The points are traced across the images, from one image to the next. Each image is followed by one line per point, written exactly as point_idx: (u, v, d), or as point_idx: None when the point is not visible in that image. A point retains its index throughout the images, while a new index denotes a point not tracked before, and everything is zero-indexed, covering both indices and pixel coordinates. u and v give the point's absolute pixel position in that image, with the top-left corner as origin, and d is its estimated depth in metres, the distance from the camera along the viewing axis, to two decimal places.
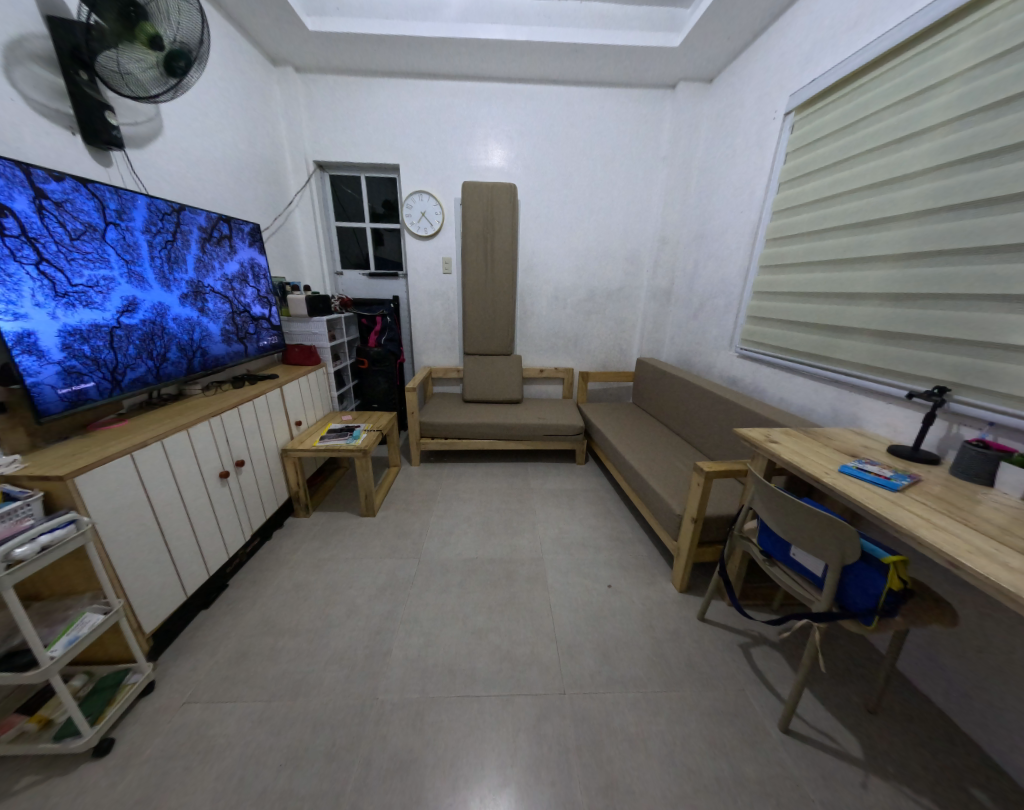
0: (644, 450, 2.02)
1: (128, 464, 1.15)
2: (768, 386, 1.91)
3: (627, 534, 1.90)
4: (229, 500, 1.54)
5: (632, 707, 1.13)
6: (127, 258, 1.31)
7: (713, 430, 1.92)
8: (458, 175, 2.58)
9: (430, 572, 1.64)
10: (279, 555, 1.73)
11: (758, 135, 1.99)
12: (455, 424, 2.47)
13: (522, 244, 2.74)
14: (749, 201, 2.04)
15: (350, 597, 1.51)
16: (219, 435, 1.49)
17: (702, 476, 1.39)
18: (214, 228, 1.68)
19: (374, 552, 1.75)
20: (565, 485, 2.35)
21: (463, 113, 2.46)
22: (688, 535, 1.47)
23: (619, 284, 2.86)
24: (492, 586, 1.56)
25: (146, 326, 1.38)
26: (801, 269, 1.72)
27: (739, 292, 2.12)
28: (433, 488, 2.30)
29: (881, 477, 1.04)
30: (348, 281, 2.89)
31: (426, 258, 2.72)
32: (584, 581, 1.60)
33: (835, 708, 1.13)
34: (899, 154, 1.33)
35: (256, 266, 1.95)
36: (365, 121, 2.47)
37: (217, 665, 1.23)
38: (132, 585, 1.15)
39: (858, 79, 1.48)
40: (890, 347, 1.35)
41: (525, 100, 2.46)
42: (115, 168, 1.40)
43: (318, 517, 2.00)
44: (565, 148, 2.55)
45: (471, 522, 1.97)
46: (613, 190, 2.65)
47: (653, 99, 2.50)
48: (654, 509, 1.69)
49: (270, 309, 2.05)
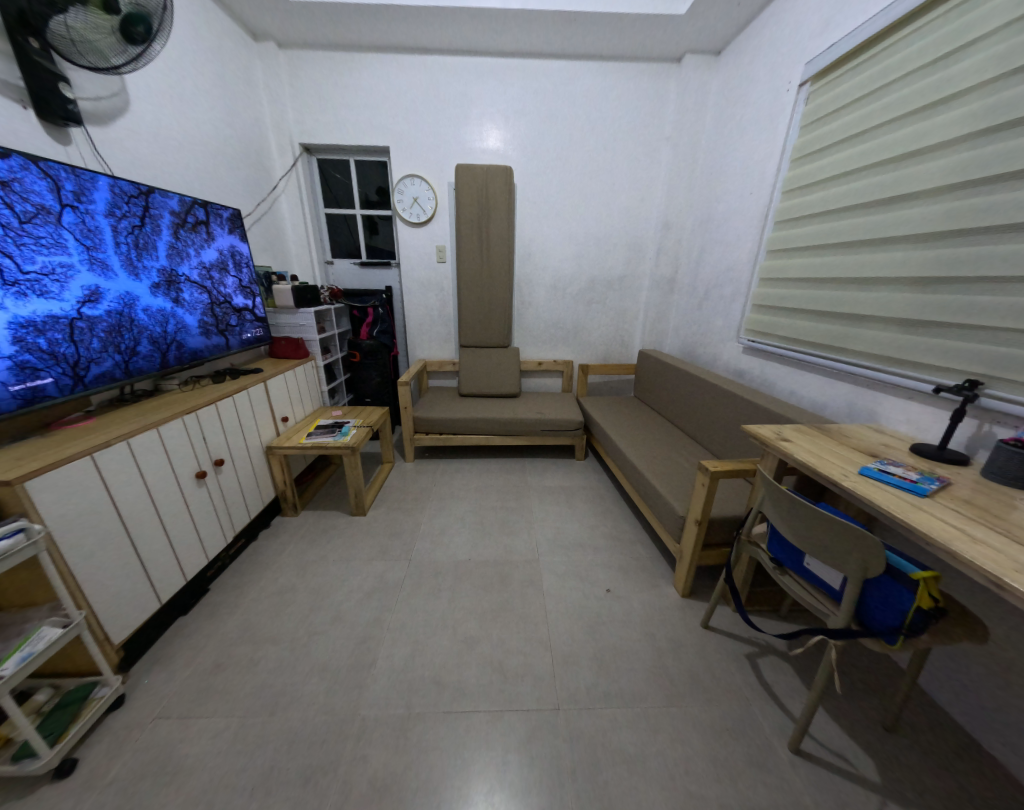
0: (644, 445, 1.94)
1: (88, 467, 1.07)
2: (776, 379, 1.81)
3: (627, 534, 1.82)
4: (206, 501, 1.45)
5: (630, 723, 1.06)
6: (88, 244, 1.22)
7: (718, 425, 1.82)
8: (452, 158, 2.46)
9: (420, 575, 1.57)
10: (264, 557, 1.66)
11: (769, 111, 1.85)
12: (450, 420, 2.39)
13: (519, 231, 2.62)
14: (758, 181, 1.92)
15: (336, 602, 1.44)
16: (194, 432, 1.41)
17: (708, 476, 1.29)
18: (189, 213, 1.58)
19: (362, 555, 1.67)
20: (563, 483, 2.27)
21: (457, 91, 2.33)
22: (693, 539, 1.38)
23: (621, 272, 2.74)
24: (484, 591, 1.49)
25: (113, 318, 1.29)
26: (811, 253, 1.61)
27: (746, 279, 2.00)
28: (427, 485, 2.22)
29: (906, 480, 0.93)
30: (339, 270, 2.78)
31: (419, 246, 2.61)
32: (581, 585, 1.52)
33: (849, 725, 1.05)
34: (926, 122, 1.22)
35: (237, 253, 1.85)
36: (354, 100, 2.34)
37: (192, 678, 1.17)
38: (98, 594, 1.08)
39: (880, 42, 1.36)
40: (911, 337, 1.25)
41: (522, 77, 2.32)
42: (74, 147, 1.30)
43: (307, 516, 1.93)
44: (564, 129, 2.42)
45: (464, 523, 1.90)
46: (615, 172, 2.51)
47: (658, 77, 2.35)
48: (656, 509, 1.61)
49: (254, 299, 1.96)
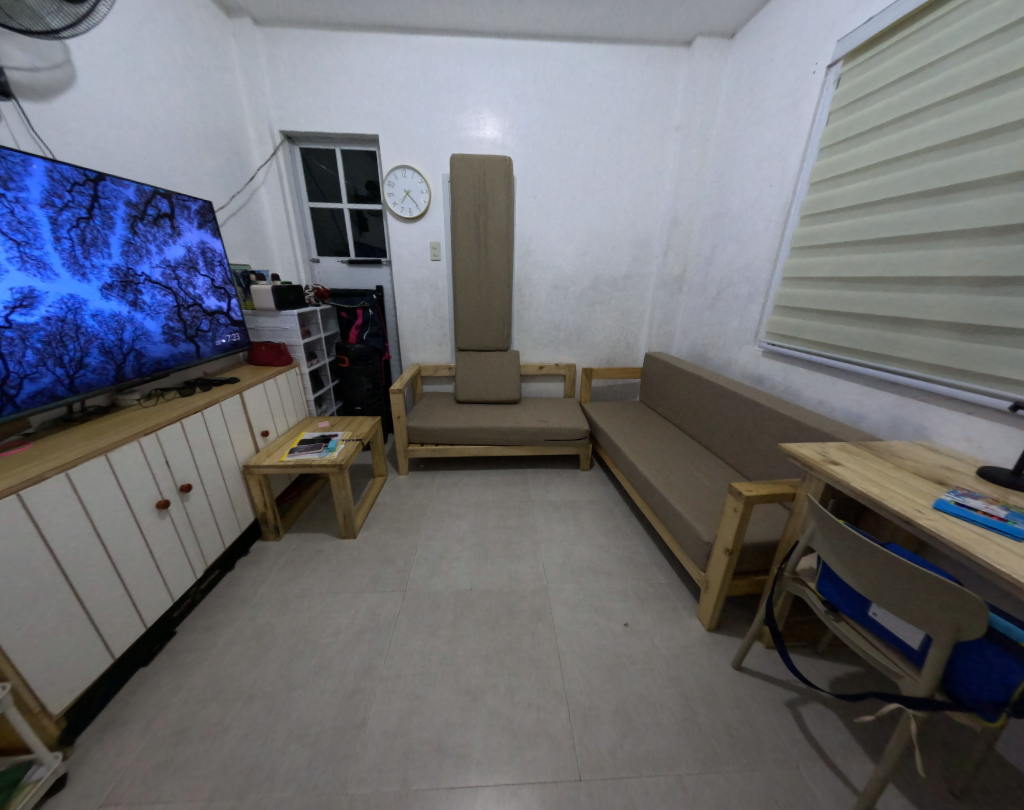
0: (658, 458, 1.80)
1: (15, 507, 0.88)
2: (800, 386, 1.67)
3: (642, 556, 1.67)
4: (171, 534, 1.27)
5: (664, 796, 0.91)
6: (18, 238, 1.03)
7: (738, 436, 1.68)
8: (447, 148, 2.28)
9: (416, 609, 1.40)
10: (241, 590, 1.48)
11: (791, 97, 1.71)
12: (446, 430, 2.23)
13: (519, 227, 2.46)
14: (779, 172, 1.78)
15: (321, 646, 1.27)
16: (154, 456, 1.22)
17: (742, 501, 1.15)
18: (149, 205, 1.39)
19: (351, 586, 1.50)
20: (569, 497, 2.12)
21: (451, 75, 2.15)
22: (722, 569, 1.24)
23: (626, 271, 2.59)
24: (489, 628, 1.34)
25: (52, 325, 1.10)
26: (845, 249, 1.47)
27: (765, 277, 1.86)
28: (422, 502, 2.06)
29: (994, 517, 0.79)
30: (325, 269, 2.60)
31: (412, 242, 2.43)
32: (596, 618, 1.37)
33: (913, 792, 0.92)
34: (988, 102, 1.08)
35: (208, 249, 1.66)
36: (339, 84, 2.15)
37: (150, 748, 1.00)
38: (30, 659, 0.90)
39: (928, 13, 1.22)
40: (971, 344, 1.12)
41: (522, 60, 2.15)
42: (4, 123, 1.11)
43: (290, 540, 1.75)
44: (567, 117, 2.26)
45: (465, 545, 1.74)
46: (621, 164, 2.36)
47: (667, 62, 2.20)
48: (676, 531, 1.46)
49: (228, 301, 1.77)
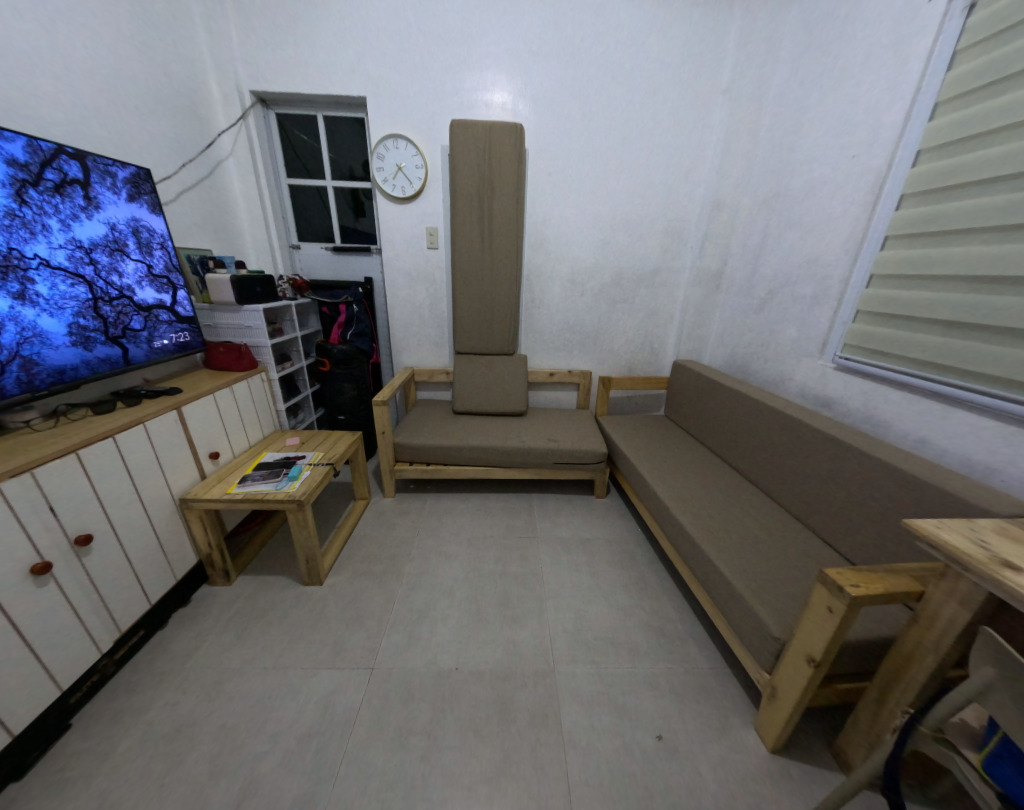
0: (696, 498, 1.44)
1: None
2: (888, 415, 1.30)
3: (674, 624, 1.33)
4: (61, 602, 0.97)
5: None
6: None
7: (804, 478, 1.32)
8: (447, 114, 1.92)
9: (384, 698, 1.09)
10: (167, 660, 1.18)
11: (890, 37, 1.30)
12: (439, 448, 1.90)
13: (530, 210, 2.09)
14: (868, 137, 1.37)
15: (253, 756, 0.96)
16: (26, 504, 0.90)
17: (843, 602, 0.79)
18: (48, 167, 1.06)
19: (307, 658, 1.19)
20: (582, 534, 1.77)
21: (453, 23, 1.78)
22: (802, 685, 0.89)
23: (655, 265, 2.21)
24: (476, 733, 1.01)
25: None
26: (978, 237, 1.07)
27: (839, 274, 1.48)
28: (407, 535, 1.74)
29: None
30: (307, 256, 2.27)
31: (405, 226, 2.08)
32: (619, 724, 1.04)
33: None
34: None
35: (141, 228, 1.33)
36: (318, 34, 1.80)
37: None
38: None
39: None
40: None
41: (538, 4, 1.77)
42: None
43: (243, 587, 1.45)
44: (591, 78, 1.87)
45: (453, 598, 1.41)
46: (654, 135, 1.97)
47: (715, 10, 1.80)
48: (724, 607, 1.12)
49: (173, 293, 1.45)
